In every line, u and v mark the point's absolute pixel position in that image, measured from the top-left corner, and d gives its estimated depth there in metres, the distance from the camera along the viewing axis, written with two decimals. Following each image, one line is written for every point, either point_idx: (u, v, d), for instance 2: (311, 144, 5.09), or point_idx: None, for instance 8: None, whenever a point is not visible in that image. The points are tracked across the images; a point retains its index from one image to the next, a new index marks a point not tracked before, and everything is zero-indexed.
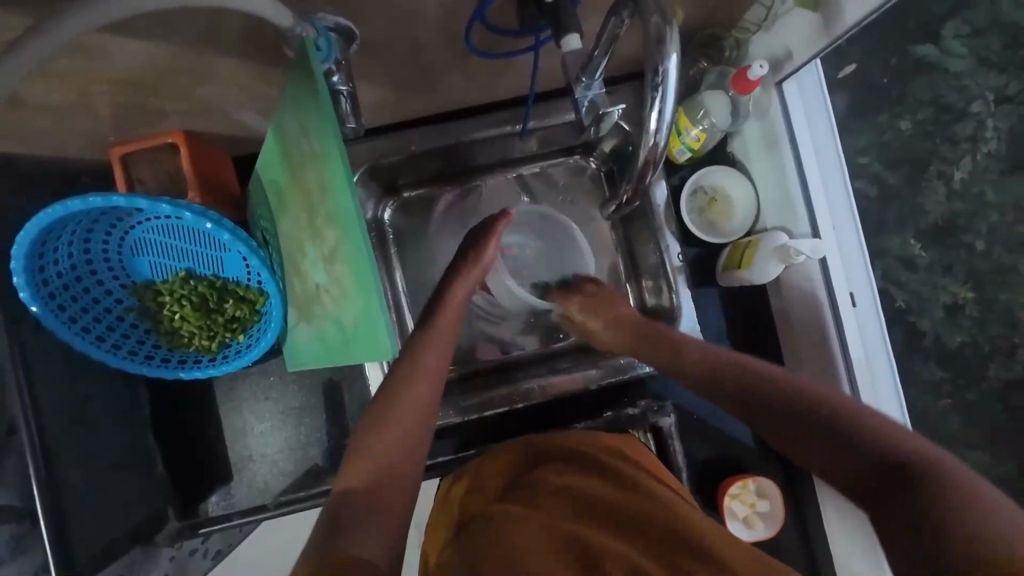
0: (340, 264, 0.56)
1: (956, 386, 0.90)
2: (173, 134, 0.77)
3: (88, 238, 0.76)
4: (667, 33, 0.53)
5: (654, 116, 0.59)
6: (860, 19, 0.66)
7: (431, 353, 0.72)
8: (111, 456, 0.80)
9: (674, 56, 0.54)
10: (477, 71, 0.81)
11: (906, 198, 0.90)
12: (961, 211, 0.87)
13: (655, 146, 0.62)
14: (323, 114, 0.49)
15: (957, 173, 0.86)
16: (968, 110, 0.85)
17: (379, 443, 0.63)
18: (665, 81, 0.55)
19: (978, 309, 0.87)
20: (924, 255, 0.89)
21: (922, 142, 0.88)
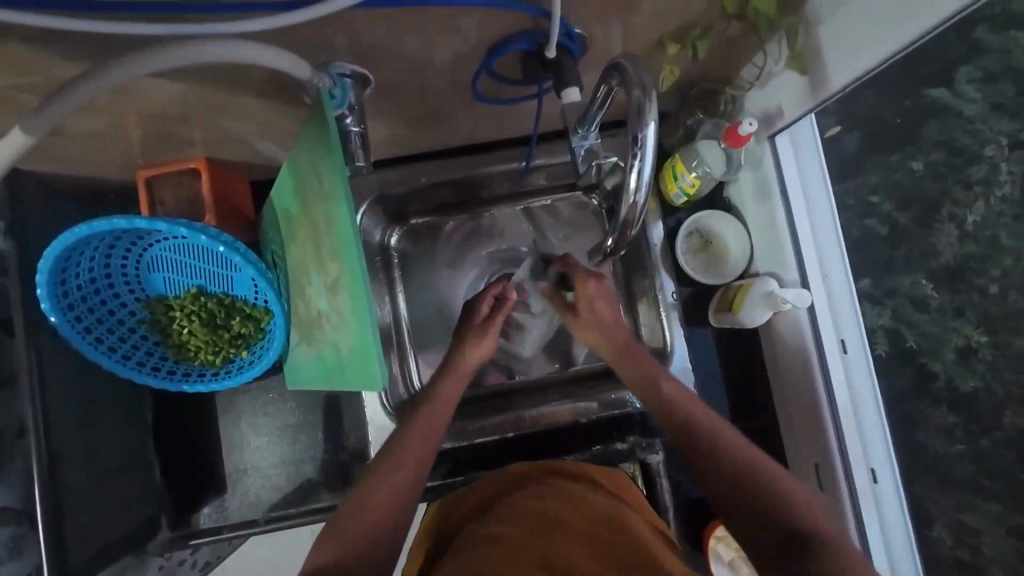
0: (339, 295, 0.59)
1: (969, 432, 0.84)
2: (196, 160, 0.83)
3: (109, 254, 0.80)
4: (647, 104, 0.55)
5: (633, 177, 0.59)
6: (845, 86, 0.69)
7: (428, 409, 0.78)
8: (112, 463, 0.83)
9: (653, 124, 0.56)
10: (483, 113, 0.85)
11: (916, 240, 0.84)
12: (975, 253, 0.80)
13: (635, 205, 0.61)
14: (332, 158, 0.53)
15: (970, 216, 0.79)
16: (981, 152, 0.78)
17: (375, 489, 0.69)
18: (643, 147, 0.57)
19: (992, 354, 0.80)
20: (936, 296, 0.83)
21: (932, 184, 0.81)
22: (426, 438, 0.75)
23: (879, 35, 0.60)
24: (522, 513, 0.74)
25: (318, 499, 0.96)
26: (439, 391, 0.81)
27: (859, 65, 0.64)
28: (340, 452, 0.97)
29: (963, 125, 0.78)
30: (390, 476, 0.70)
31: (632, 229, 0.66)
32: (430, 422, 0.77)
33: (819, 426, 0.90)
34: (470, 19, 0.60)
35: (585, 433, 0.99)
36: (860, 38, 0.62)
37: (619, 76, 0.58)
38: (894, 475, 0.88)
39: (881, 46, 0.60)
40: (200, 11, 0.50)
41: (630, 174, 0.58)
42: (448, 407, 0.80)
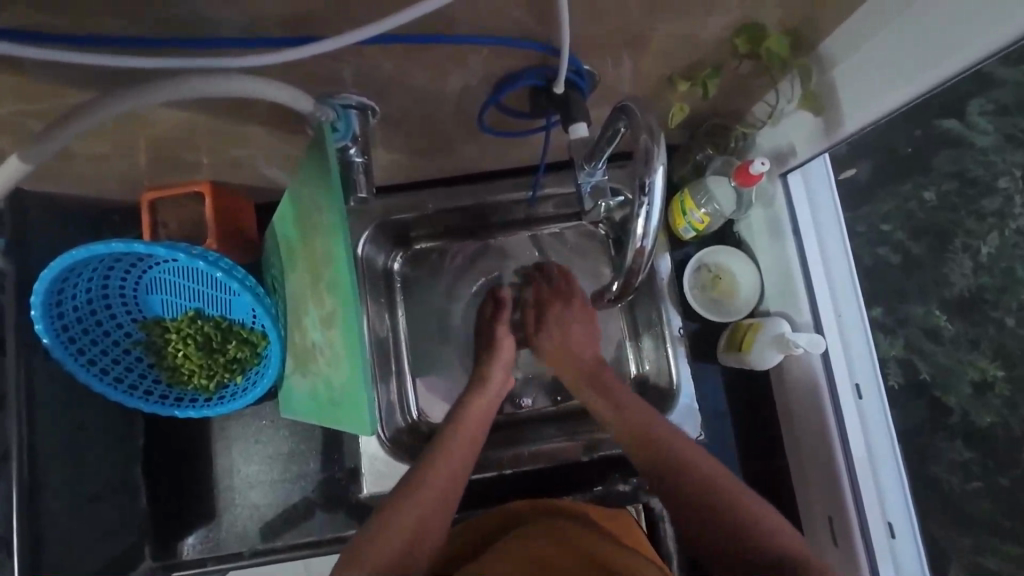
0: (334, 332, 0.58)
1: (985, 469, 0.75)
2: (200, 185, 0.83)
3: (107, 276, 0.80)
4: (655, 151, 0.53)
5: (640, 223, 0.58)
6: (862, 127, 0.67)
7: (453, 449, 0.78)
8: (95, 490, 0.80)
9: (661, 169, 0.54)
10: (490, 142, 0.85)
11: (927, 268, 0.78)
12: (991, 284, 0.71)
13: (642, 252, 0.61)
14: (332, 195, 0.52)
15: (985, 246, 0.71)
16: (995, 184, 0.69)
17: (395, 519, 0.69)
18: (651, 193, 0.55)
19: (1009, 391, 0.71)
20: (950, 327, 0.76)
21: (944, 213, 0.75)
22: (449, 479, 0.75)
23: (897, 79, 0.58)
24: (534, 540, 0.73)
25: (307, 531, 0.92)
26: (460, 429, 0.81)
27: (875, 107, 0.62)
28: (333, 481, 0.94)
29: (975, 156, 0.70)
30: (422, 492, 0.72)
31: (637, 275, 0.66)
32: (454, 463, 0.76)
33: (831, 475, 0.86)
34: (477, 55, 0.60)
35: (586, 470, 0.96)
36: (877, 80, 0.60)
37: (626, 119, 0.56)
38: (913, 533, 0.83)
39: (898, 91, 0.58)
40: (204, 45, 0.50)
41: (636, 219, 0.57)
42: (470, 443, 0.80)
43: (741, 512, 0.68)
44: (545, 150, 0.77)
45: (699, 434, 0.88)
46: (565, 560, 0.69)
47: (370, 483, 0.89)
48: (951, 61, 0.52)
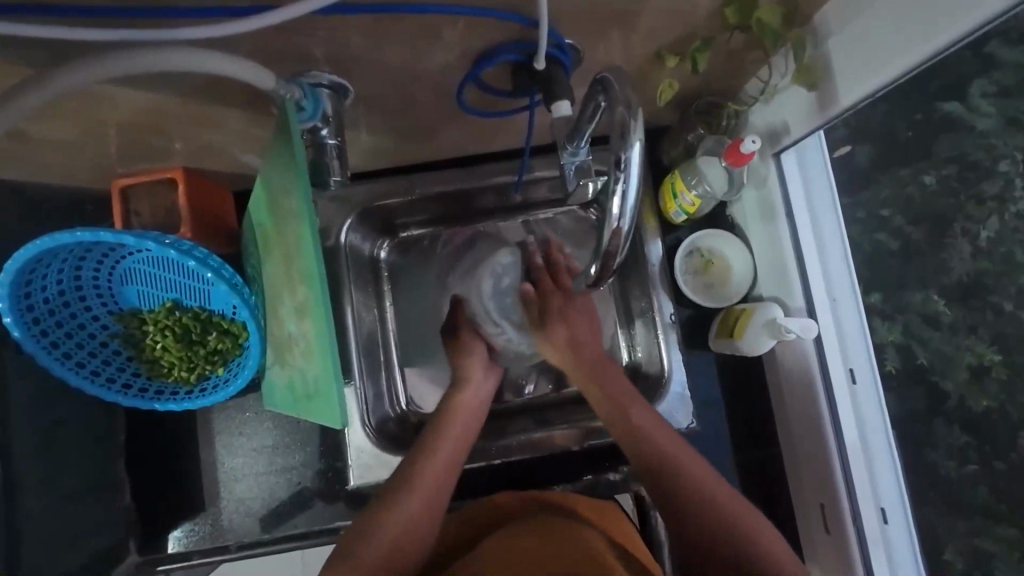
0: (306, 323, 0.56)
1: (982, 454, 0.73)
2: (173, 170, 0.80)
3: (79, 267, 0.77)
4: (630, 123, 0.51)
5: (617, 201, 0.54)
6: (858, 101, 0.63)
7: (431, 468, 0.74)
8: (74, 487, 0.79)
9: (638, 144, 0.51)
10: (473, 124, 0.82)
11: (928, 257, 0.75)
12: (991, 269, 0.69)
13: (620, 232, 0.56)
14: (298, 179, 0.50)
15: (984, 233, 0.69)
16: (996, 168, 0.67)
17: (374, 539, 0.67)
18: (627, 168, 0.52)
19: (1007, 375, 0.69)
20: (948, 313, 0.74)
21: (943, 199, 0.72)
22: (425, 501, 0.72)
23: (898, 47, 0.54)
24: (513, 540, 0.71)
25: (292, 525, 0.91)
26: (437, 448, 0.76)
27: (877, 77, 0.58)
28: (319, 473, 0.92)
29: (975, 140, 0.68)
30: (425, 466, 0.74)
31: (615, 257, 0.60)
32: (431, 487, 0.72)
33: (823, 462, 0.84)
34: (453, 30, 0.57)
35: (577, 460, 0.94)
36: (879, 47, 0.56)
37: (604, 93, 0.54)
38: (905, 518, 0.82)
39: (902, 58, 0.54)
40: (164, 14, 0.47)
41: (612, 197, 0.53)
42: (448, 468, 0.75)
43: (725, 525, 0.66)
44: (529, 131, 0.74)
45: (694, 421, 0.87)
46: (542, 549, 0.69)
47: (357, 475, 0.88)
48: (962, 21, 0.47)
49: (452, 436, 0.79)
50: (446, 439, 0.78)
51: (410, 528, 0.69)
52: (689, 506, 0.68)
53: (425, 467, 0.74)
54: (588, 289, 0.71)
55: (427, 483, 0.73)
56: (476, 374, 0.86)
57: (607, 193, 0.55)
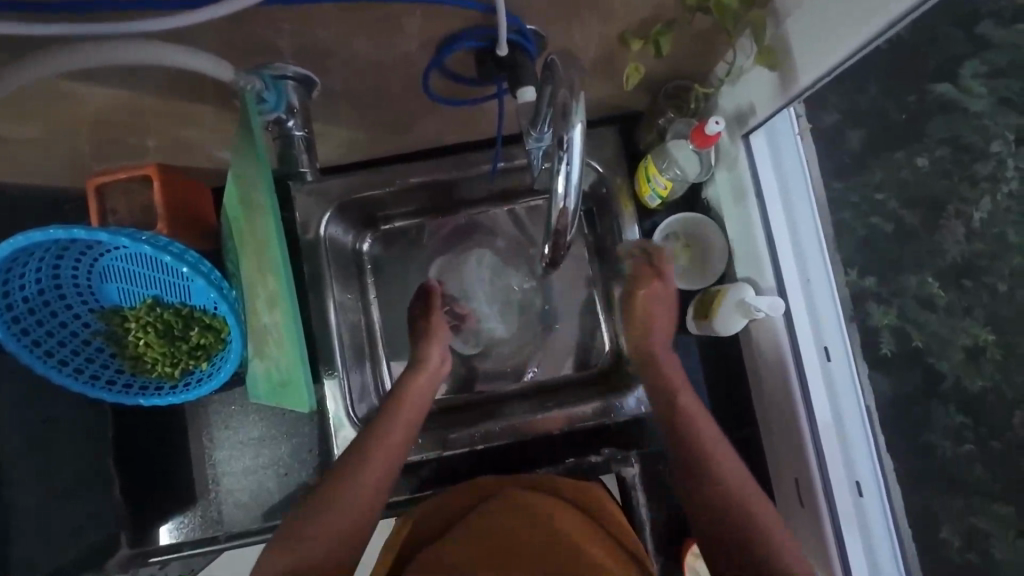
0: (277, 312, 0.57)
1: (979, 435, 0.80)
2: (146, 168, 0.79)
3: (58, 265, 0.78)
4: (572, 104, 0.52)
5: (560, 180, 0.55)
6: (818, 80, 0.64)
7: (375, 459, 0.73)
8: (63, 483, 0.80)
9: (579, 124, 0.52)
10: (447, 114, 0.82)
11: (924, 239, 0.82)
12: (983, 251, 0.79)
13: (564, 212, 0.57)
14: (261, 170, 0.51)
15: (977, 213, 0.80)
16: (988, 149, 0.80)
17: (313, 526, 0.66)
18: (570, 149, 0.53)
19: (1000, 354, 0.78)
20: (944, 296, 0.81)
21: (938, 180, 0.81)
22: (367, 490, 0.71)
23: (863, 11, 0.53)
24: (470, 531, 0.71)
25: (280, 516, 0.93)
26: (384, 438, 0.76)
27: (846, 44, 0.56)
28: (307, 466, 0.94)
29: (969, 121, 0.81)
30: (376, 446, 0.75)
31: (565, 236, 0.61)
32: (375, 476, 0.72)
33: (798, 441, 0.85)
34: (413, 17, 0.57)
35: (563, 443, 0.95)
36: (842, 15, 0.55)
37: (551, 78, 0.55)
38: (880, 491, 0.83)
39: (869, 23, 0.53)
40: (120, 6, 0.48)
41: (556, 178, 0.54)
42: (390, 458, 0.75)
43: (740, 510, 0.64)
44: (500, 118, 0.75)
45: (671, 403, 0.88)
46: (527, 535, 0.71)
47: (343, 464, 0.90)
48: None
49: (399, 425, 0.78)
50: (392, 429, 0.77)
51: (354, 514, 0.69)
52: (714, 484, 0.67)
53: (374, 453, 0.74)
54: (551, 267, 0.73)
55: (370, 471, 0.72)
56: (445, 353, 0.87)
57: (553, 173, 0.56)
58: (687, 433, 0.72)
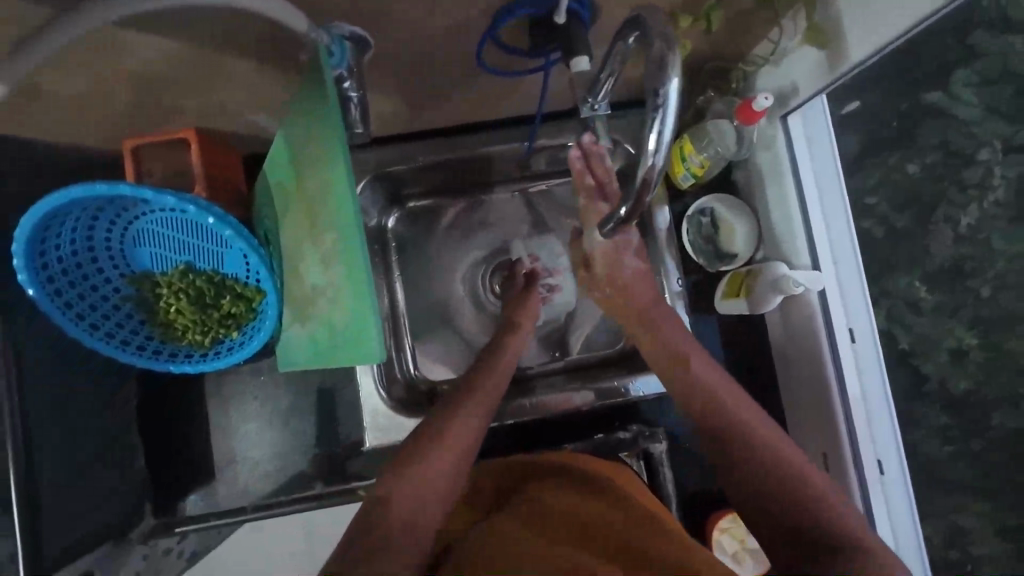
0: (333, 267, 0.55)
1: (961, 432, 0.87)
2: (186, 130, 0.79)
3: (92, 226, 0.76)
4: (670, 57, 0.50)
5: (653, 137, 0.52)
6: (868, 58, 0.66)
7: (438, 453, 0.67)
8: (92, 451, 0.79)
9: (676, 78, 0.50)
10: (487, 88, 0.82)
11: (916, 240, 0.85)
12: (969, 254, 0.84)
13: (652, 172, 0.53)
14: (327, 117, 0.50)
15: (965, 218, 0.84)
16: (976, 156, 0.82)
17: (385, 513, 0.61)
18: (664, 105, 0.50)
19: (981, 356, 0.85)
20: (929, 298, 0.86)
21: (932, 184, 0.84)
22: (428, 489, 0.64)
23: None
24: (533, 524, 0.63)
25: (310, 488, 0.92)
26: (445, 430, 0.69)
27: (902, 21, 0.58)
28: (332, 444, 0.95)
29: (960, 127, 0.82)
30: (448, 434, 0.69)
31: (647, 198, 0.58)
32: (438, 470, 0.65)
33: (828, 416, 0.87)
34: None
35: (590, 420, 0.98)
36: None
37: (637, 31, 0.53)
38: (902, 467, 0.85)
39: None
40: None
41: (648, 135, 0.51)
42: (457, 454, 0.68)
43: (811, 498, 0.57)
44: (544, 91, 0.75)
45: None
46: (597, 518, 0.64)
47: (374, 436, 0.90)
48: None
49: (464, 413, 0.72)
50: (456, 419, 0.71)
51: (427, 493, 0.64)
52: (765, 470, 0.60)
53: (444, 437, 0.68)
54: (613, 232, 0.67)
55: (433, 467, 0.65)
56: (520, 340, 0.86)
57: (643, 132, 0.53)
58: (745, 442, 0.63)
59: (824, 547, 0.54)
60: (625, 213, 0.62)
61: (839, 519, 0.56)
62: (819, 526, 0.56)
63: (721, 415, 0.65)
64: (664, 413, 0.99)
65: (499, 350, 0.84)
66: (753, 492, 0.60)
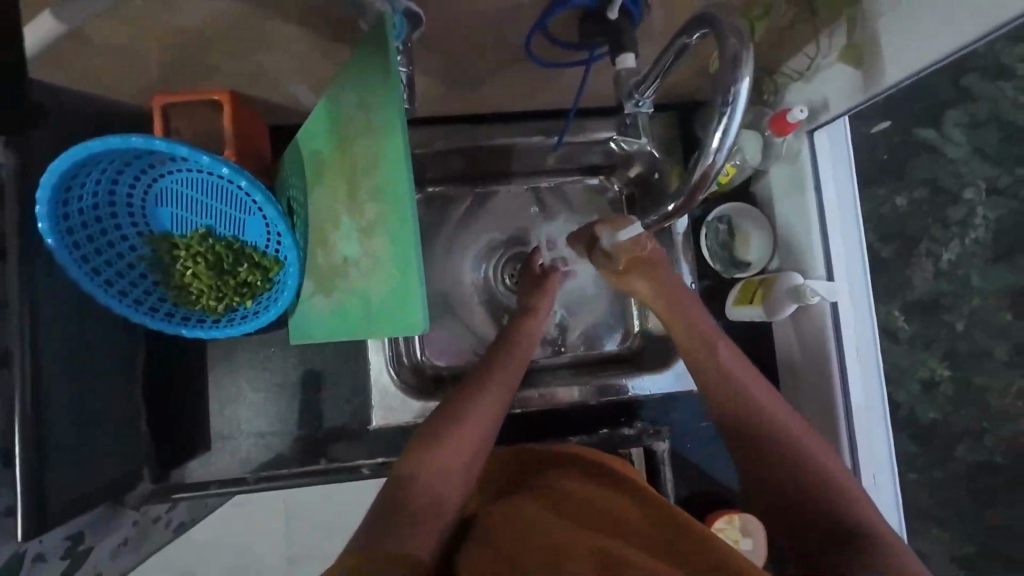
0: (379, 236, 0.55)
1: (924, 463, 0.91)
2: (218, 91, 0.76)
3: (115, 180, 0.75)
4: (744, 54, 0.53)
5: (717, 134, 0.57)
6: (903, 80, 0.68)
7: (452, 441, 0.73)
8: (98, 408, 0.77)
9: (747, 78, 0.53)
10: (525, 77, 0.83)
11: (894, 272, 0.89)
12: (947, 291, 0.86)
13: (710, 168, 0.59)
14: (389, 92, 0.50)
15: (945, 254, 0.85)
16: (961, 195, 0.82)
17: (410, 494, 0.67)
18: (735, 101, 0.55)
19: (951, 390, 0.88)
20: (906, 327, 0.89)
21: (913, 220, 0.86)
22: (445, 475, 0.70)
23: (973, 7, 0.57)
24: (551, 504, 0.69)
25: (315, 462, 0.93)
26: (458, 421, 0.75)
27: (945, 45, 0.60)
28: (337, 423, 0.94)
29: (945, 166, 0.82)
30: (463, 427, 0.74)
31: (702, 191, 0.63)
32: (452, 457, 0.72)
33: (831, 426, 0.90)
34: None
35: (595, 415, 1.00)
36: (943, 13, 0.59)
37: (705, 28, 0.56)
38: (892, 476, 0.91)
39: (974, 20, 0.57)
40: None
41: (714, 130, 0.56)
42: (467, 443, 0.73)
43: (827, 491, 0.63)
44: (583, 85, 0.78)
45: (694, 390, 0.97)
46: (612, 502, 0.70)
47: (381, 415, 0.90)
48: None
49: (474, 405, 0.77)
50: (467, 411, 0.76)
51: (446, 485, 0.70)
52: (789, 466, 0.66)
53: (461, 431, 0.74)
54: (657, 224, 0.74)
55: (449, 456, 0.71)
56: (536, 325, 0.90)
57: (706, 130, 0.59)
58: (767, 438, 0.69)
59: (843, 536, 0.59)
60: (673, 208, 0.67)
61: (855, 512, 0.61)
62: (832, 510, 0.62)
63: (743, 413, 0.72)
64: (667, 414, 1.01)
65: (512, 343, 0.87)
66: (767, 475, 0.67)
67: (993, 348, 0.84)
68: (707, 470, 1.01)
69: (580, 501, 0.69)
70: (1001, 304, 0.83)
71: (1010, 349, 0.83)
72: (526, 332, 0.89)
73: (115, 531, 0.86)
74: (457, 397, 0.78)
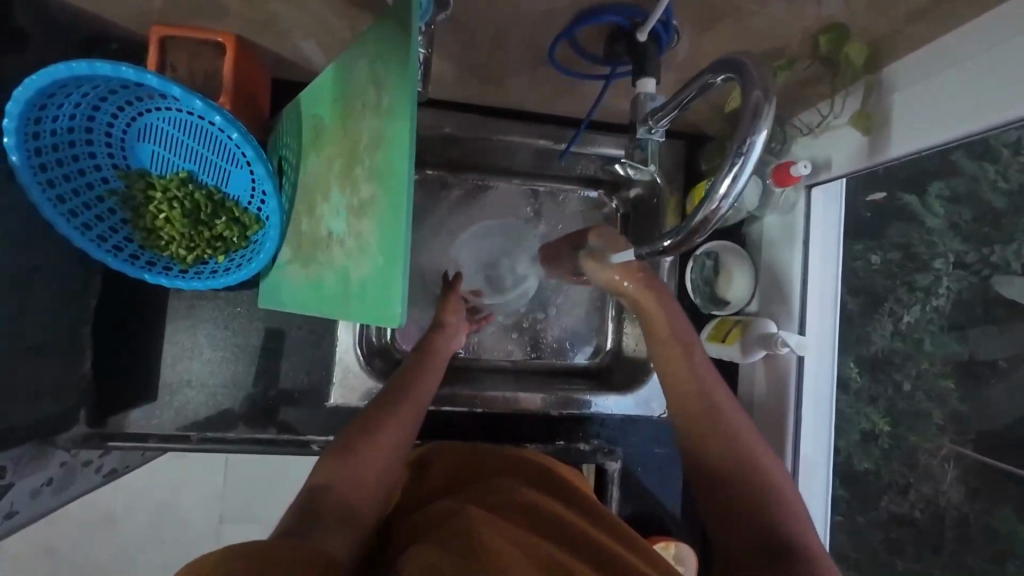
0: (368, 219, 0.53)
1: (851, 506, 0.96)
2: (224, 34, 0.74)
3: (97, 107, 0.71)
4: (765, 108, 0.52)
5: (727, 179, 0.55)
6: (905, 155, 0.72)
7: (371, 454, 0.72)
8: (33, 340, 0.74)
9: (764, 131, 0.53)
10: (543, 81, 0.82)
11: (855, 325, 0.92)
12: (900, 349, 0.88)
13: (713, 214, 0.57)
14: (404, 72, 0.47)
15: (907, 316, 0.87)
16: (930, 263, 0.83)
17: (327, 498, 0.65)
18: (748, 152, 0.54)
19: (888, 443, 0.90)
20: (857, 380, 0.93)
21: (883, 280, 0.89)
22: (364, 482, 0.69)
23: (979, 93, 0.61)
24: (501, 512, 0.68)
25: (263, 431, 0.90)
26: (380, 429, 0.75)
27: (953, 129, 0.64)
28: (293, 390, 0.92)
29: (921, 234, 0.83)
30: (382, 425, 0.75)
31: (695, 238, 0.61)
32: (372, 466, 0.71)
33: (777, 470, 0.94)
34: None
35: (554, 425, 1.00)
36: (955, 101, 0.64)
37: (734, 74, 0.56)
38: (823, 527, 0.96)
39: (984, 116, 0.61)
40: None
41: (723, 177, 0.55)
42: (389, 452, 0.74)
43: (768, 512, 0.66)
44: (599, 100, 0.78)
45: (654, 416, 0.99)
46: (559, 508, 0.72)
47: (340, 393, 0.89)
48: None
49: (393, 419, 0.77)
50: (386, 424, 0.76)
51: (365, 492, 0.69)
52: (741, 499, 0.68)
53: (383, 428, 0.75)
54: (642, 257, 0.71)
55: (365, 466, 0.70)
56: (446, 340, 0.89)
57: (715, 174, 0.57)
58: (727, 467, 0.71)
59: (784, 553, 0.61)
60: (667, 244, 0.64)
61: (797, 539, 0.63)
62: (780, 535, 0.64)
63: (703, 439, 0.74)
64: (624, 434, 1.02)
65: (423, 358, 0.85)
66: (725, 505, 0.69)
67: (930, 411, 0.85)
68: (654, 495, 1.03)
69: (530, 510, 0.70)
70: (946, 371, 0.84)
71: (945, 415, 0.84)
72: (440, 344, 0.88)
73: (40, 469, 0.82)
74: (381, 407, 0.78)
